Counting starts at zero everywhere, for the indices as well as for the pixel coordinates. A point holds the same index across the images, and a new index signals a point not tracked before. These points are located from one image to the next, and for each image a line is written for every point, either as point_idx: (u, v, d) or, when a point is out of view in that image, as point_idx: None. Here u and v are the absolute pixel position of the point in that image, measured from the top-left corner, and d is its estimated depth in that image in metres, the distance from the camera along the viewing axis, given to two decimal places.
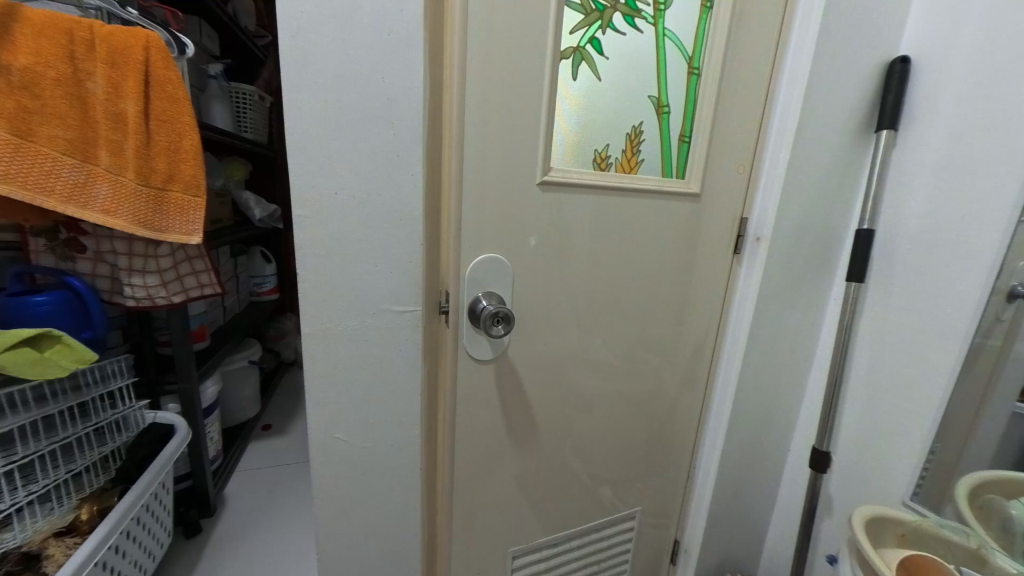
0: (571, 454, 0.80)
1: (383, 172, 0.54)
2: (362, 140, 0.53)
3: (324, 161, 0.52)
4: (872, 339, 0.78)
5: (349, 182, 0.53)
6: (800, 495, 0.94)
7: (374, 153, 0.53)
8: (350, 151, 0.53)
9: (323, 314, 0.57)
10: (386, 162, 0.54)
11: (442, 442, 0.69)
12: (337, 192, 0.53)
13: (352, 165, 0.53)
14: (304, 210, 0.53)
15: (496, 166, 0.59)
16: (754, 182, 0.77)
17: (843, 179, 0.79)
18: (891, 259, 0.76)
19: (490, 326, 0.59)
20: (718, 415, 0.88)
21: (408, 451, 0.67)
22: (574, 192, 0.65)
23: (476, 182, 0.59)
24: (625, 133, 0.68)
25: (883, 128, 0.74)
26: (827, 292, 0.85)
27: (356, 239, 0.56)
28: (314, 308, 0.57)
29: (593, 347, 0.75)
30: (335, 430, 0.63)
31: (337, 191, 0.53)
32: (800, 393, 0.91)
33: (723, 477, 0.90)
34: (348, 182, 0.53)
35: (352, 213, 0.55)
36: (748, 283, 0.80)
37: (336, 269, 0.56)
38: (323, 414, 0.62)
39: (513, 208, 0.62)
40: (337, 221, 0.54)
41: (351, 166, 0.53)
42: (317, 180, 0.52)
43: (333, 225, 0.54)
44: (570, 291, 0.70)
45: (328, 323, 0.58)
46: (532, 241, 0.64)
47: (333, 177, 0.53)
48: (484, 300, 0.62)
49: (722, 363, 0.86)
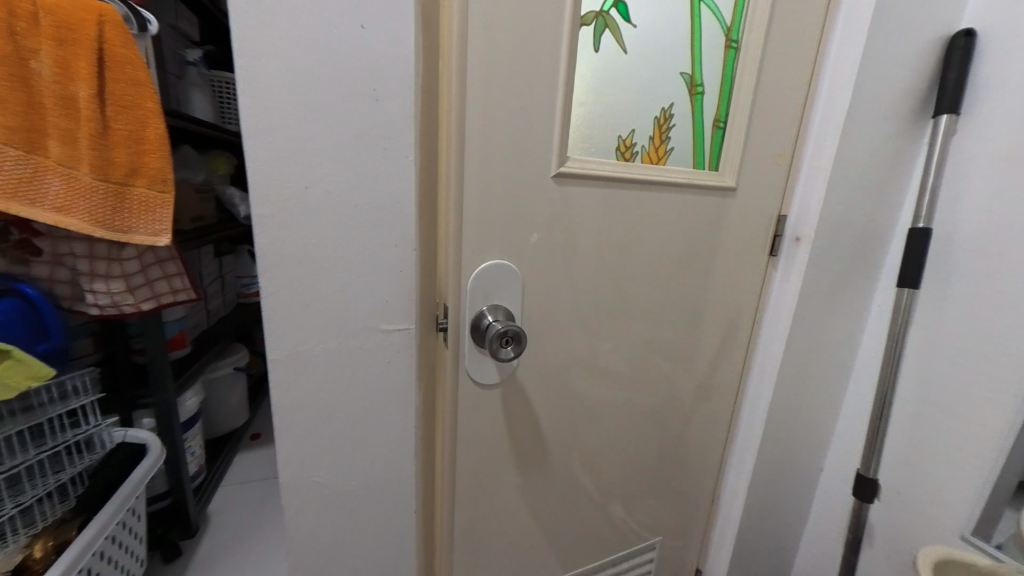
0: (587, 481, 0.72)
1: (368, 162, 0.46)
2: (341, 120, 0.43)
3: (295, 145, 0.42)
4: (924, 353, 0.69)
5: (326, 172, 0.44)
6: (832, 520, 0.86)
7: (356, 139, 0.44)
8: (325, 134, 0.43)
9: (296, 335, 0.48)
10: (369, 151, 0.45)
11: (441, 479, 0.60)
12: (309, 186, 0.44)
13: (329, 154, 0.44)
14: (267, 208, 0.43)
15: (506, 151, 0.49)
16: (794, 175, 0.68)
17: (893, 171, 0.69)
18: (948, 263, 0.67)
19: (498, 348, 0.50)
20: (747, 435, 0.80)
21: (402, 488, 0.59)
22: (596, 185, 0.55)
23: (483, 170, 0.48)
24: (653, 116, 0.59)
25: (942, 113, 0.65)
26: (870, 299, 0.76)
27: (334, 244, 0.46)
28: (284, 326, 0.47)
29: (611, 364, 0.66)
30: (316, 468, 0.54)
31: (308, 186, 0.44)
32: (836, 409, 0.83)
33: (752, 502, 0.82)
34: (324, 175, 0.44)
35: (329, 210, 0.45)
36: (784, 290, 0.72)
37: (309, 280, 0.47)
38: (301, 450, 0.53)
39: (525, 203, 0.52)
40: (311, 219, 0.45)
41: (329, 152, 0.44)
42: (284, 172, 0.43)
43: (304, 225, 0.45)
44: (587, 301, 0.61)
45: (302, 344, 0.48)
46: (545, 247, 0.55)
47: (306, 165, 0.43)
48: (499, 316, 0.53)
49: (752, 378, 0.78)
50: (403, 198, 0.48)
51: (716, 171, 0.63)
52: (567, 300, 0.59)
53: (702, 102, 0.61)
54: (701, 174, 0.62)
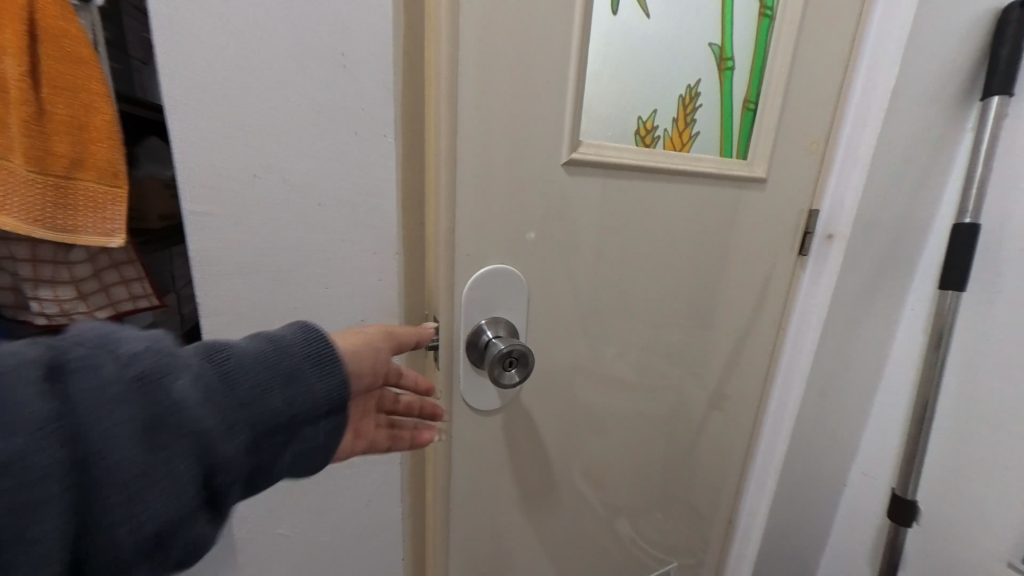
0: (597, 511, 0.64)
1: (330, 145, 0.37)
2: (300, 93, 0.35)
3: (242, 124, 0.34)
4: (966, 362, 0.63)
5: (281, 158, 0.36)
6: (858, 540, 0.79)
7: (316, 117, 0.36)
8: (279, 110, 0.35)
9: None
10: (330, 130, 0.37)
11: (431, 522, 0.52)
12: (257, 173, 0.35)
13: (281, 134, 0.35)
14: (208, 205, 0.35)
15: (507, 134, 0.40)
16: (827, 164, 0.60)
17: (934, 160, 0.63)
18: (997, 263, 0.60)
19: (500, 372, 0.42)
20: (769, 451, 0.73)
21: None
22: (613, 175, 0.47)
23: (480, 156, 0.40)
24: (678, 94, 0.52)
25: (992, 94, 0.58)
26: (902, 302, 0.70)
27: (300, 250, 0.38)
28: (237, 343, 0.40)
29: (625, 380, 0.59)
30: None
31: (256, 173, 0.35)
32: (863, 421, 0.76)
33: (773, 523, 0.76)
34: (279, 160, 0.36)
35: (287, 204, 0.37)
36: (815, 293, 0.64)
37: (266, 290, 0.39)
38: None
39: (528, 198, 0.43)
40: (265, 216, 0.37)
41: (283, 133, 0.36)
42: (220, 153, 0.34)
43: (257, 224, 0.37)
44: (600, 310, 0.53)
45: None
46: (552, 248, 0.47)
47: (256, 149, 0.35)
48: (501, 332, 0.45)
49: (775, 390, 0.71)
50: (381, 190, 0.41)
51: (745, 159, 0.55)
52: (577, 312, 0.51)
53: (732, 80, 0.54)
54: (728, 162, 0.54)
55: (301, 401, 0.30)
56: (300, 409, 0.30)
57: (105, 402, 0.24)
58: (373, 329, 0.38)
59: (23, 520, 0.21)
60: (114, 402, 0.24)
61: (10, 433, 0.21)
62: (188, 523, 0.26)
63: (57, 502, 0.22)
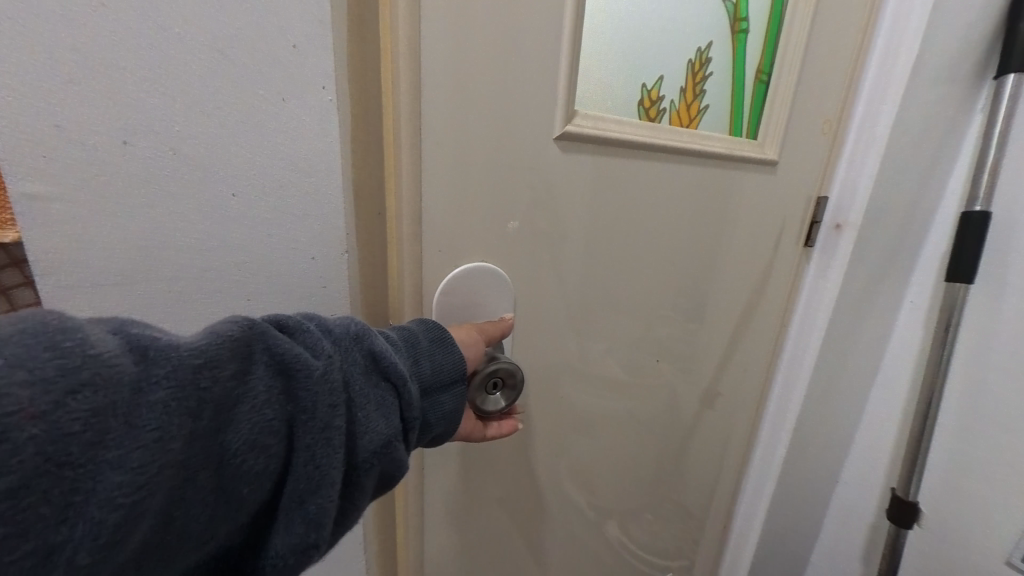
0: (592, 531, 0.58)
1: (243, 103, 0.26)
2: (195, 28, 0.24)
3: (99, 68, 0.23)
4: (970, 357, 0.60)
5: (171, 125, 0.25)
6: (849, 536, 0.78)
7: (214, 57, 0.25)
8: (162, 52, 0.24)
9: None
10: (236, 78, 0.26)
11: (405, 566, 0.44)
12: (128, 143, 0.24)
13: (163, 83, 0.24)
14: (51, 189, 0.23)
15: (488, 99, 0.32)
16: (838, 147, 0.55)
17: (944, 144, 0.58)
18: (1006, 254, 0.57)
19: (483, 396, 0.34)
20: (768, 454, 0.69)
21: None
22: (614, 153, 0.40)
23: (454, 123, 0.31)
24: (688, 58, 0.45)
25: (1010, 72, 0.53)
26: (902, 294, 0.67)
27: (202, 250, 0.27)
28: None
29: (621, 386, 0.53)
30: None
31: (125, 142, 0.24)
32: (858, 418, 0.74)
33: (769, 526, 0.73)
34: (163, 123, 0.24)
35: (184, 191, 0.26)
36: (820, 288, 0.60)
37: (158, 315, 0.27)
38: None
39: (516, 179, 0.36)
40: (149, 210, 0.25)
41: (173, 88, 0.24)
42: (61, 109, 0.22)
43: (136, 221, 0.25)
44: (597, 311, 0.46)
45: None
46: (544, 240, 0.39)
47: (129, 110, 0.24)
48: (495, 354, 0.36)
49: (775, 390, 0.67)
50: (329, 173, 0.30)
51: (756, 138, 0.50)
52: (571, 314, 0.44)
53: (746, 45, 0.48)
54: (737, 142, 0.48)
55: (460, 380, 0.31)
56: (452, 375, 0.30)
57: (326, 346, 0.24)
58: (470, 327, 0.35)
59: (248, 477, 0.21)
60: (330, 344, 0.25)
61: (247, 388, 0.21)
62: (359, 478, 0.25)
63: (272, 464, 0.22)
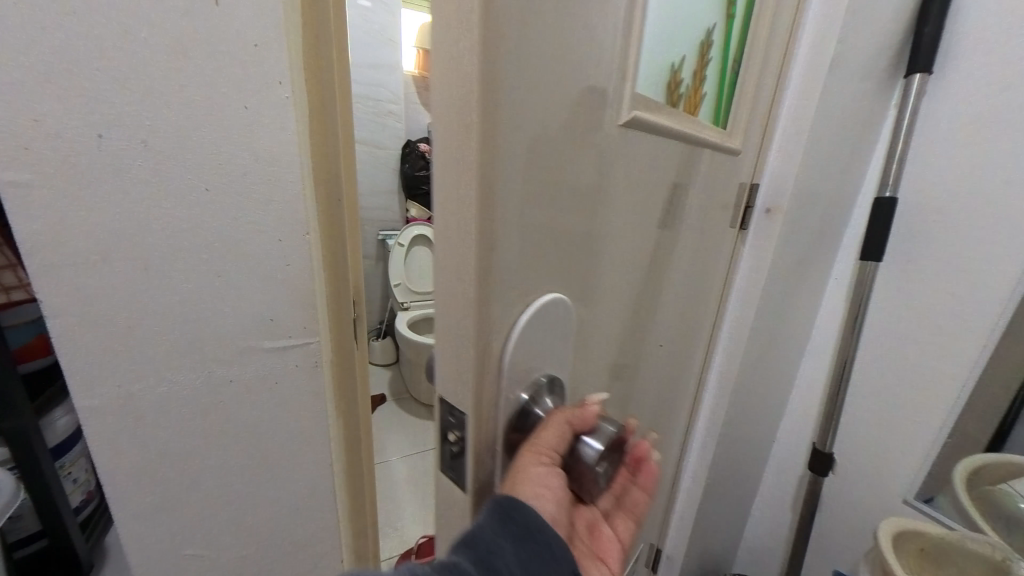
0: None
1: (206, 97, 0.28)
2: (155, 23, 0.26)
3: (71, 65, 0.25)
4: (879, 326, 0.69)
5: (141, 118, 0.27)
6: (782, 487, 0.88)
7: (178, 55, 0.27)
8: (123, 46, 0.26)
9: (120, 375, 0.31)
10: (201, 75, 0.28)
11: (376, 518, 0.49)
12: (101, 134, 0.26)
13: (132, 79, 0.26)
14: (28, 175, 0.25)
15: (577, 64, 0.21)
16: (767, 138, 0.60)
17: (862, 136, 0.65)
18: (909, 235, 0.65)
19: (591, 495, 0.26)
20: (712, 418, 0.76)
21: (320, 545, 0.45)
22: (664, 140, 0.33)
23: (543, 122, 0.20)
24: (698, 38, 0.41)
25: (916, 71, 0.60)
26: (827, 272, 0.75)
27: (173, 232, 0.30)
28: (93, 367, 0.30)
29: (639, 396, 0.48)
30: (187, 544, 0.39)
31: (98, 134, 0.26)
32: (790, 383, 0.82)
33: (713, 483, 0.80)
34: (134, 116, 0.27)
35: (154, 177, 0.28)
36: (754, 266, 0.66)
37: (128, 291, 0.30)
38: (158, 528, 0.37)
39: (590, 170, 0.25)
40: (121, 195, 0.28)
41: (134, 79, 0.26)
42: (39, 103, 0.25)
43: (102, 203, 0.27)
44: (634, 320, 0.40)
45: (133, 386, 0.32)
46: (605, 247, 0.30)
47: (93, 100, 0.26)
48: (592, 451, 0.24)
49: (716, 360, 0.73)
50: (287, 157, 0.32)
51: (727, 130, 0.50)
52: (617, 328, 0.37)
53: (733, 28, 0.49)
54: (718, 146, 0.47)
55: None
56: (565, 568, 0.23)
57: None
58: (551, 425, 0.24)
59: None
60: None
61: None
62: None
63: None
